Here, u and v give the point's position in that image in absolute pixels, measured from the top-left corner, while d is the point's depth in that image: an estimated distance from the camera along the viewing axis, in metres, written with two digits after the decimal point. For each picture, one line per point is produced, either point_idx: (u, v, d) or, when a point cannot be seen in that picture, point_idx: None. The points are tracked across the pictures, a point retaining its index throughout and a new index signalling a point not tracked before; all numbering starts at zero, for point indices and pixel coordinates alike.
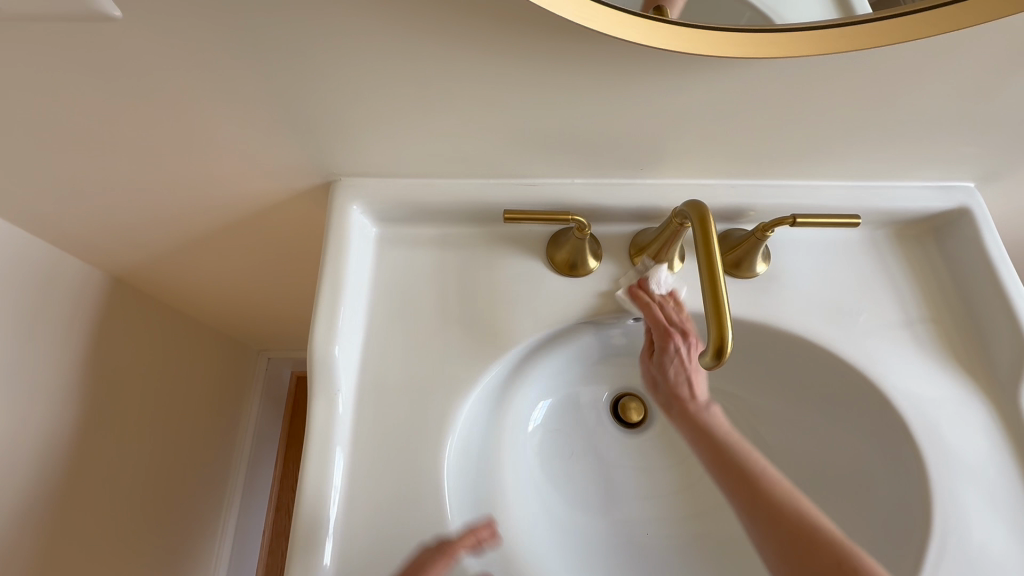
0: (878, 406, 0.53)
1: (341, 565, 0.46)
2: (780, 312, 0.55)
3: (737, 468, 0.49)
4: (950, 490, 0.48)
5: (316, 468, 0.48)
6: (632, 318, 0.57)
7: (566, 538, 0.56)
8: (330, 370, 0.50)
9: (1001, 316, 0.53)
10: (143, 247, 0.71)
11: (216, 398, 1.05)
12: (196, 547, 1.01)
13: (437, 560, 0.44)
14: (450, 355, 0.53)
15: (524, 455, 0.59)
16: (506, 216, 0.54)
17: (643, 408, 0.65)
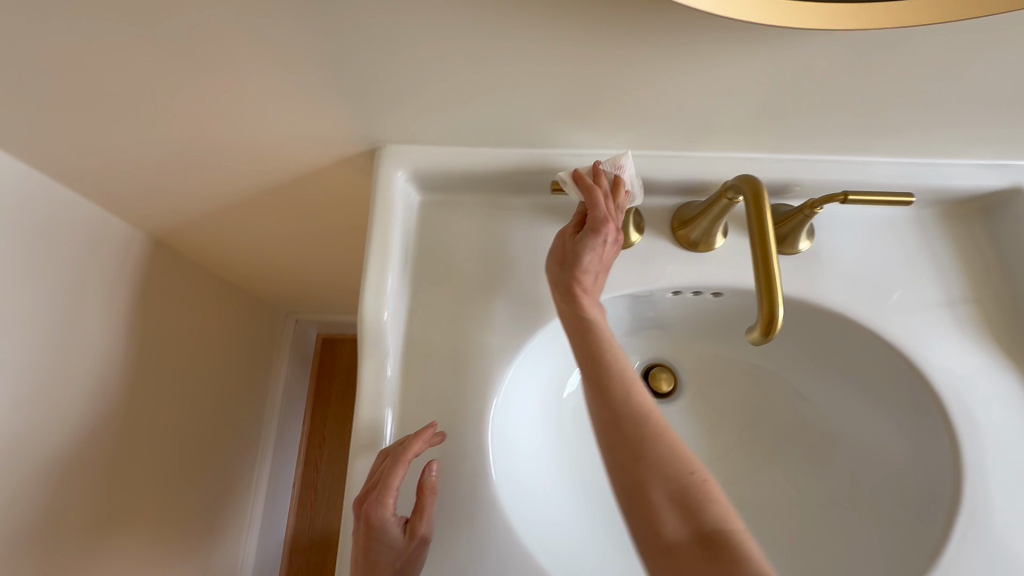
0: (914, 386, 0.54)
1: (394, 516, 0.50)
2: (821, 290, 0.55)
3: (630, 430, 0.41)
4: (982, 469, 0.49)
5: (367, 426, 0.50)
6: (669, 292, 0.58)
7: (597, 496, 0.59)
8: (378, 335, 0.51)
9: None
10: (185, 209, 0.72)
11: (249, 358, 1.09)
12: (233, 497, 1.07)
13: (392, 468, 0.45)
14: (492, 322, 0.54)
15: (558, 419, 0.61)
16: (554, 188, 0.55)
17: (673, 378, 0.66)
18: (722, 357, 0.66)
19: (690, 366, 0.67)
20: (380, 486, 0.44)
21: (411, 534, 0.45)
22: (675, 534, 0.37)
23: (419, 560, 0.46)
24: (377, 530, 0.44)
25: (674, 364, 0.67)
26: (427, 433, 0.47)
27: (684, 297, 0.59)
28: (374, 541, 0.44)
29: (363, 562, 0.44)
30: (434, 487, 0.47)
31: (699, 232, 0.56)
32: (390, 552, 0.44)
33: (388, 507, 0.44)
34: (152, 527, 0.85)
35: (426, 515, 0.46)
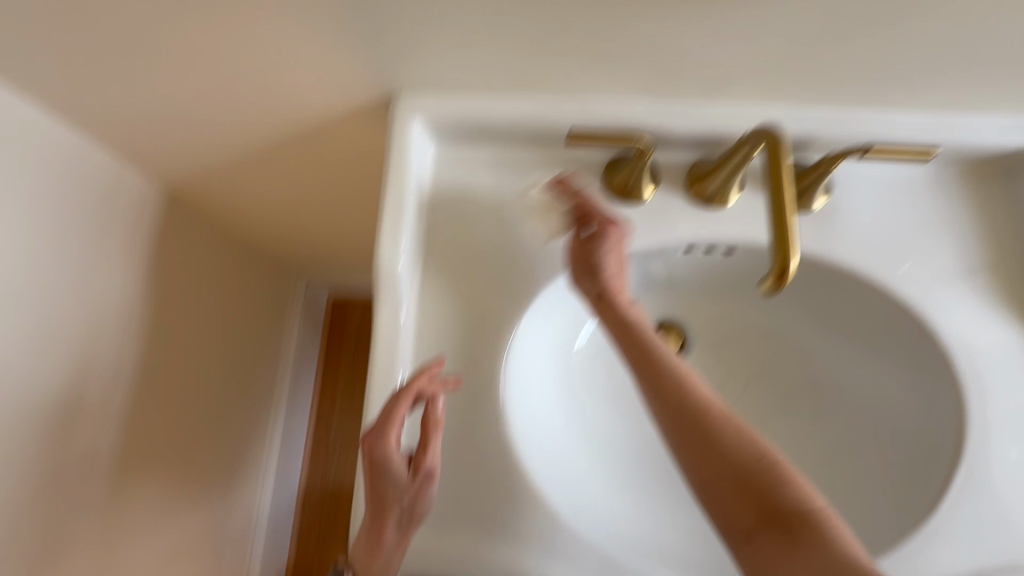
0: (924, 344, 0.54)
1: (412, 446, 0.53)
2: (835, 248, 0.55)
3: (695, 422, 0.42)
4: (985, 425, 0.50)
5: (383, 370, 0.51)
6: (682, 249, 0.58)
7: (602, 448, 0.60)
8: (394, 284, 0.52)
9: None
10: (201, 161, 0.72)
11: (262, 316, 1.10)
12: (250, 450, 1.10)
13: (396, 402, 0.45)
14: (507, 273, 0.55)
15: (568, 372, 0.62)
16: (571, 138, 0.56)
17: (681, 337, 0.65)
18: (731, 315, 0.65)
19: (699, 325, 0.66)
20: (384, 419, 0.45)
21: (416, 467, 0.45)
22: (749, 525, 0.39)
23: (426, 494, 0.46)
24: (382, 463, 0.44)
25: (683, 322, 0.66)
26: (432, 368, 0.48)
27: (697, 254, 0.59)
28: (379, 473, 0.45)
29: (371, 494, 0.45)
30: (439, 422, 0.48)
31: (715, 187, 0.56)
32: (396, 485, 0.45)
33: (392, 440, 0.45)
34: (177, 473, 0.88)
35: (431, 449, 0.46)
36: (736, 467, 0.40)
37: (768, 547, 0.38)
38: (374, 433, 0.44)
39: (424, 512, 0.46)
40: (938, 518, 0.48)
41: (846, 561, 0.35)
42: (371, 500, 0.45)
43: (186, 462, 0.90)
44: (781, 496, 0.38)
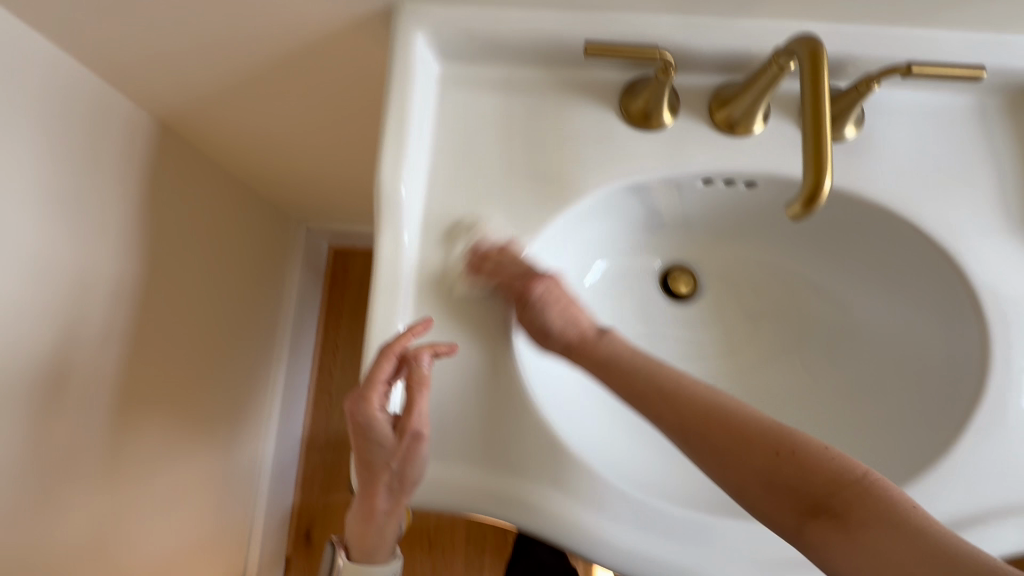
0: (949, 282, 0.51)
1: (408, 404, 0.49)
2: (864, 180, 0.52)
3: (707, 432, 0.41)
4: (1011, 364, 0.48)
5: (385, 298, 0.49)
6: (700, 181, 0.55)
7: (607, 386, 0.59)
8: (395, 209, 0.49)
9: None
10: (192, 87, 0.67)
11: (260, 260, 1.08)
12: (252, 395, 1.09)
13: (375, 365, 0.45)
14: (515, 202, 0.52)
15: (576, 307, 0.60)
16: (587, 50, 0.50)
17: (693, 281, 0.63)
18: (747, 257, 0.62)
19: (712, 266, 0.63)
20: (365, 381, 0.45)
21: (403, 430, 0.45)
22: (793, 515, 0.37)
23: (417, 456, 0.45)
24: (366, 428, 0.45)
25: (694, 266, 0.63)
26: (414, 327, 0.46)
27: (715, 188, 0.56)
28: (366, 435, 0.45)
29: (362, 459, 0.46)
30: (424, 380, 0.46)
31: (740, 111, 0.52)
32: (383, 447, 0.45)
33: (374, 403, 0.44)
34: (182, 411, 0.87)
35: (416, 411, 0.45)
36: (762, 463, 0.38)
37: (823, 534, 0.35)
38: (355, 396, 0.44)
39: (416, 473, 0.46)
40: (956, 456, 0.46)
41: (903, 519, 0.33)
42: (363, 459, 0.46)
43: (190, 400, 0.89)
44: (810, 471, 0.37)
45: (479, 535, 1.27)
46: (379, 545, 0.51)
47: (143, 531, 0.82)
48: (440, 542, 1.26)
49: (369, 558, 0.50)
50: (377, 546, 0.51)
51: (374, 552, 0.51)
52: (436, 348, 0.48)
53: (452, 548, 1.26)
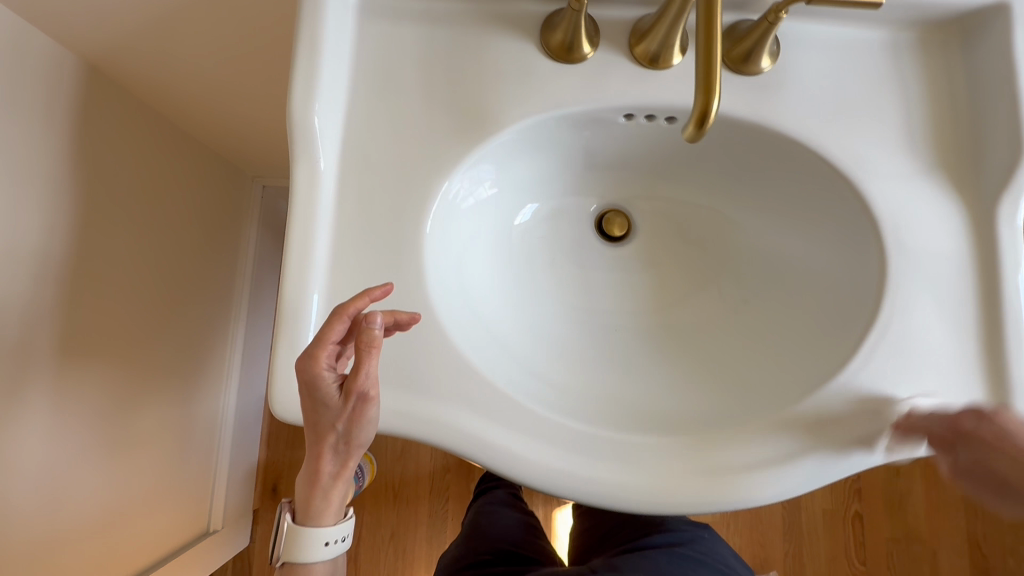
0: (855, 212, 0.53)
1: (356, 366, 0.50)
2: (776, 114, 0.53)
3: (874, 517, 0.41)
4: (902, 289, 0.50)
5: (301, 231, 0.49)
6: (622, 116, 0.55)
7: (537, 324, 0.59)
8: (309, 139, 0.48)
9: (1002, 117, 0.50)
10: (112, 19, 0.65)
11: (211, 216, 1.06)
12: (208, 352, 1.10)
13: (328, 325, 0.44)
14: (433, 135, 0.52)
15: (508, 245, 0.61)
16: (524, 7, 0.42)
17: (626, 224, 0.64)
18: (675, 199, 0.64)
19: (644, 208, 0.65)
20: (315, 339, 0.44)
21: (349, 389, 0.44)
22: None
23: (363, 418, 0.46)
24: (313, 387, 0.44)
25: (627, 209, 0.65)
26: (372, 291, 0.45)
27: (638, 124, 0.57)
28: (312, 393, 0.45)
29: (311, 417, 0.46)
30: (375, 341, 0.43)
31: (658, 43, 0.52)
32: (329, 407, 0.45)
33: (321, 361, 0.44)
34: (129, 361, 0.87)
35: (364, 371, 0.43)
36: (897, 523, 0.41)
37: None
38: (302, 354, 0.43)
39: (364, 434, 0.47)
40: (846, 374, 0.49)
41: None
42: (310, 419, 0.47)
43: (137, 351, 0.89)
44: None
45: (442, 484, 1.31)
46: (323, 508, 0.51)
47: (95, 478, 0.83)
48: (404, 492, 1.30)
49: (314, 514, 0.51)
50: (322, 509, 0.51)
51: (318, 515, 0.51)
52: (395, 315, 0.47)
53: (416, 499, 1.30)
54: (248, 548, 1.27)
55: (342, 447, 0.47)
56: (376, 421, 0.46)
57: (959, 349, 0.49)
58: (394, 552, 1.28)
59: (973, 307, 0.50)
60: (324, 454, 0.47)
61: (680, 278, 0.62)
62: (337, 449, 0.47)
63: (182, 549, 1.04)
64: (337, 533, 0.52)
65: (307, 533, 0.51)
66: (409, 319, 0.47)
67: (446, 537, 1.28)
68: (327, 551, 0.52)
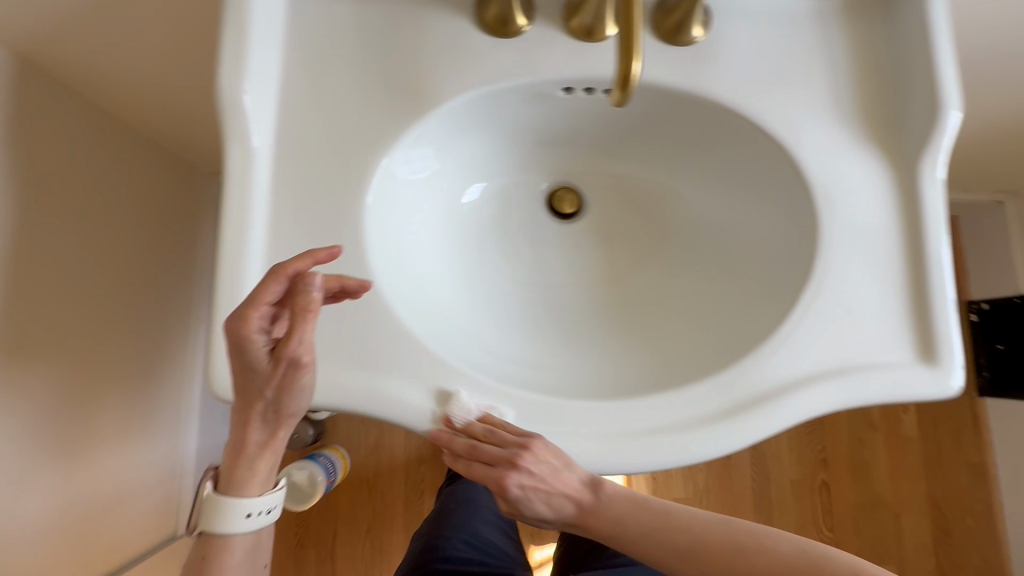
0: (787, 177, 0.55)
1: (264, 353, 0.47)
2: (710, 84, 0.54)
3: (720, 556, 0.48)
4: (831, 248, 0.52)
5: (236, 212, 0.48)
6: (561, 90, 0.56)
7: (486, 301, 0.60)
8: (241, 119, 0.48)
9: (922, 80, 0.52)
10: (37, 6, 0.63)
11: (162, 213, 1.04)
12: (167, 352, 1.07)
13: (262, 284, 0.43)
14: (369, 114, 0.51)
15: (455, 223, 0.61)
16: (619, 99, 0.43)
17: (576, 201, 0.65)
18: (621, 174, 0.65)
19: (592, 184, 0.65)
20: (247, 299, 0.43)
21: (279, 356, 0.44)
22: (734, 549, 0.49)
23: (294, 386, 0.45)
24: (241, 349, 0.43)
25: (577, 186, 0.65)
26: (316, 253, 0.44)
27: (578, 98, 0.57)
28: (240, 356, 0.44)
29: (238, 379, 0.46)
30: (311, 307, 0.43)
31: (591, 16, 0.53)
32: (259, 371, 0.44)
33: (252, 323, 0.43)
34: (80, 362, 0.85)
35: (297, 337, 0.43)
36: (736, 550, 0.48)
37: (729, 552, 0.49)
38: (232, 313, 0.42)
39: (293, 401, 0.46)
40: (781, 333, 0.51)
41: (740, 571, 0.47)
42: (238, 383, 0.46)
43: (88, 352, 0.86)
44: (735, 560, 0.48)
45: (417, 477, 1.30)
46: (248, 479, 0.51)
47: (49, 483, 0.80)
48: (379, 486, 1.30)
49: (237, 485, 0.51)
50: (246, 479, 0.51)
51: (242, 485, 0.51)
52: (342, 280, 0.47)
53: (392, 491, 1.30)
54: None
55: (271, 415, 0.48)
56: (308, 390, 0.46)
57: (889, 304, 0.51)
58: (370, 545, 1.28)
59: (901, 264, 0.52)
60: (252, 421, 0.48)
61: (627, 251, 0.63)
62: (267, 417, 0.48)
63: (148, 553, 1.02)
64: (261, 505, 0.51)
65: (228, 503, 0.50)
66: (356, 284, 0.47)
67: None
68: (249, 523, 0.52)
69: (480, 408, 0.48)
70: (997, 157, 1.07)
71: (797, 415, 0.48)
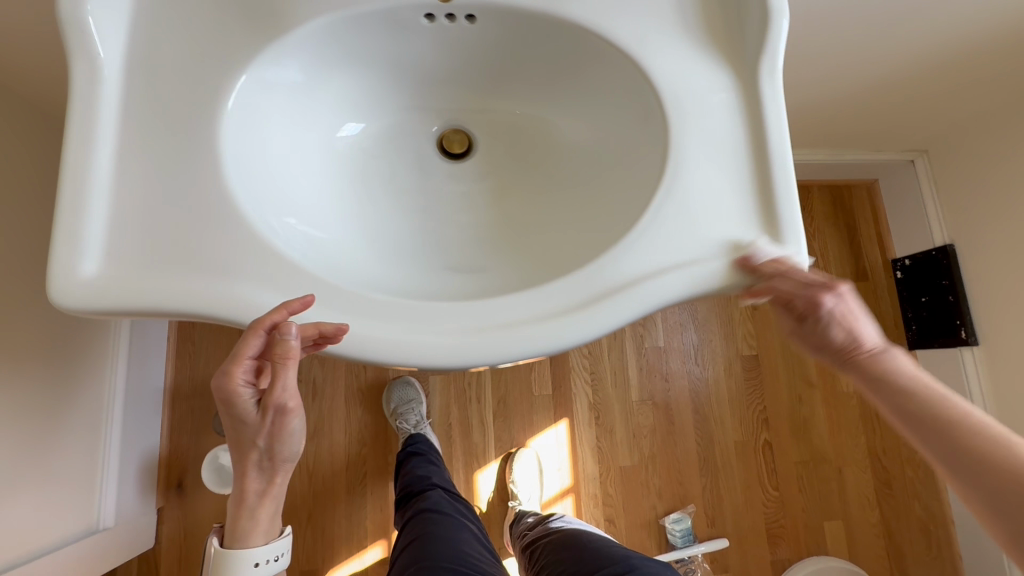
0: (642, 92, 0.57)
1: (111, 264, 0.47)
2: (562, 4, 0.56)
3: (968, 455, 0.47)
4: (681, 151, 0.54)
5: (81, 129, 0.48)
6: (423, 17, 0.57)
7: (364, 230, 0.60)
8: (82, 34, 0.48)
9: None
10: None
11: None
12: (88, 341, 1.03)
13: (242, 342, 0.46)
14: (222, 38, 0.52)
15: (332, 157, 0.62)
16: None
17: (466, 141, 0.66)
18: (501, 109, 0.66)
19: (475, 120, 0.66)
20: (231, 355, 0.46)
21: (266, 405, 0.48)
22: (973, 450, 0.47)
23: (284, 429, 0.49)
24: (232, 402, 0.47)
25: (467, 127, 0.66)
26: (290, 303, 0.46)
27: (442, 27, 0.59)
28: (231, 409, 0.48)
29: (233, 429, 0.49)
30: (289, 356, 0.46)
31: None
32: (249, 421, 0.48)
33: (237, 377, 0.47)
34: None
35: (280, 384, 0.47)
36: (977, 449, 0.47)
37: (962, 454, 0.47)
38: (218, 369, 0.46)
39: (286, 443, 0.50)
40: (636, 232, 0.52)
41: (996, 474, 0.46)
42: (233, 434, 0.50)
43: (7, 328, 0.84)
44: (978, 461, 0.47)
45: (359, 461, 1.28)
46: (251, 529, 0.53)
47: None
48: (320, 472, 1.27)
49: (244, 539, 0.53)
50: (251, 530, 0.53)
51: (246, 537, 0.53)
52: (320, 326, 0.47)
53: (333, 477, 1.27)
54: (154, 549, 1.23)
55: (266, 463, 0.51)
56: (297, 432, 0.50)
57: (738, 203, 0.53)
58: (313, 534, 1.25)
59: (748, 165, 0.54)
60: (248, 471, 0.51)
61: (507, 179, 0.65)
62: (263, 465, 0.51)
63: (71, 542, 0.98)
64: (267, 554, 0.54)
65: (235, 557, 0.53)
66: (335, 329, 0.47)
67: (366, 512, 1.27)
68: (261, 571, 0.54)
69: (777, 253, 0.51)
70: (906, 113, 1.12)
71: (651, 306, 0.49)
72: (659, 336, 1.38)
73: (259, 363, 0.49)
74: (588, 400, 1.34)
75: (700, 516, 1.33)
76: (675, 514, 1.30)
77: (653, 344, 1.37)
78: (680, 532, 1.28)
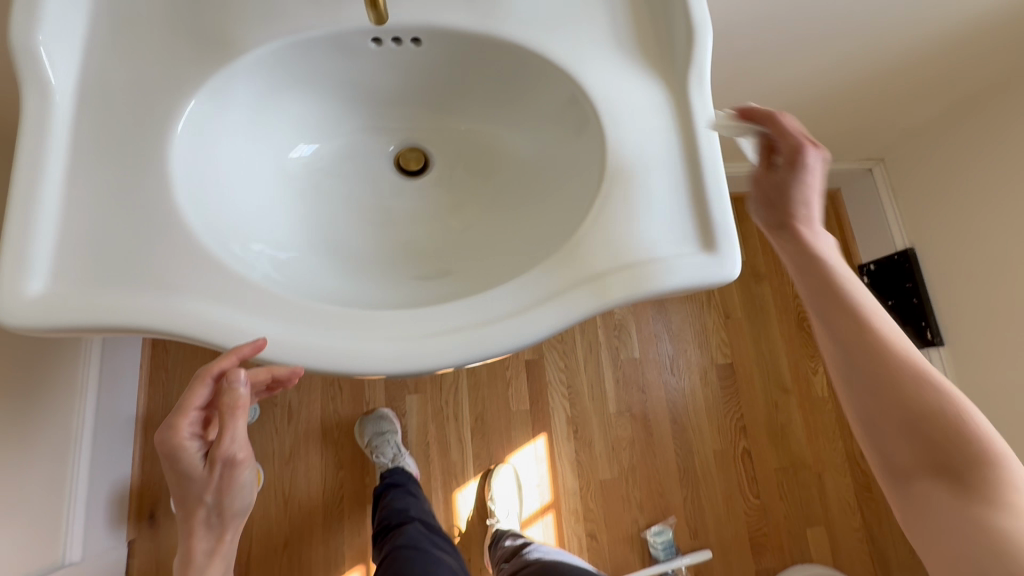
0: (581, 105, 0.60)
1: (57, 283, 0.48)
2: (502, 25, 0.59)
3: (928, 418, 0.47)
4: (617, 160, 0.57)
5: (30, 153, 0.49)
6: (371, 41, 0.60)
7: (317, 246, 0.62)
8: (34, 63, 0.50)
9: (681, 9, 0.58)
10: None
11: None
12: (58, 371, 1.03)
13: (189, 393, 0.47)
14: (172, 64, 0.54)
15: (285, 177, 0.64)
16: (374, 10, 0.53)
17: (422, 158, 0.68)
18: (454, 127, 0.69)
19: (427, 137, 0.68)
20: (176, 408, 0.47)
21: (214, 457, 0.47)
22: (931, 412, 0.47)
23: (233, 482, 0.48)
24: (177, 458, 0.47)
25: (422, 145, 0.68)
26: (240, 348, 0.47)
27: (389, 49, 0.61)
28: (176, 464, 0.47)
29: (179, 487, 0.49)
30: (238, 404, 0.47)
31: None
32: (196, 475, 0.48)
33: (182, 431, 0.47)
34: None
35: (228, 437, 0.47)
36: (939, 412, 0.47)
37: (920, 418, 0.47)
38: (162, 424, 0.46)
39: (235, 497, 0.49)
40: (576, 237, 0.54)
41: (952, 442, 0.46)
42: (179, 492, 0.49)
43: None
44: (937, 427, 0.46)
45: (336, 485, 1.27)
46: None
47: None
48: (296, 498, 1.25)
49: None
50: None
51: None
52: (273, 371, 0.50)
53: (310, 502, 1.25)
54: None
55: (215, 520, 0.50)
56: (247, 484, 0.50)
57: (672, 206, 0.55)
58: (289, 563, 1.22)
59: (682, 171, 0.57)
60: (196, 530, 0.50)
61: (460, 194, 0.67)
62: (211, 522, 0.50)
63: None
64: None
65: None
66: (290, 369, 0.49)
67: (344, 537, 1.25)
68: None
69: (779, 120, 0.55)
70: (859, 124, 1.17)
71: (589, 307, 0.51)
72: (634, 347, 1.39)
73: (205, 414, 0.49)
74: (565, 414, 1.34)
75: (682, 527, 1.32)
76: (655, 527, 1.31)
77: (628, 356, 1.38)
78: (661, 545, 1.28)
